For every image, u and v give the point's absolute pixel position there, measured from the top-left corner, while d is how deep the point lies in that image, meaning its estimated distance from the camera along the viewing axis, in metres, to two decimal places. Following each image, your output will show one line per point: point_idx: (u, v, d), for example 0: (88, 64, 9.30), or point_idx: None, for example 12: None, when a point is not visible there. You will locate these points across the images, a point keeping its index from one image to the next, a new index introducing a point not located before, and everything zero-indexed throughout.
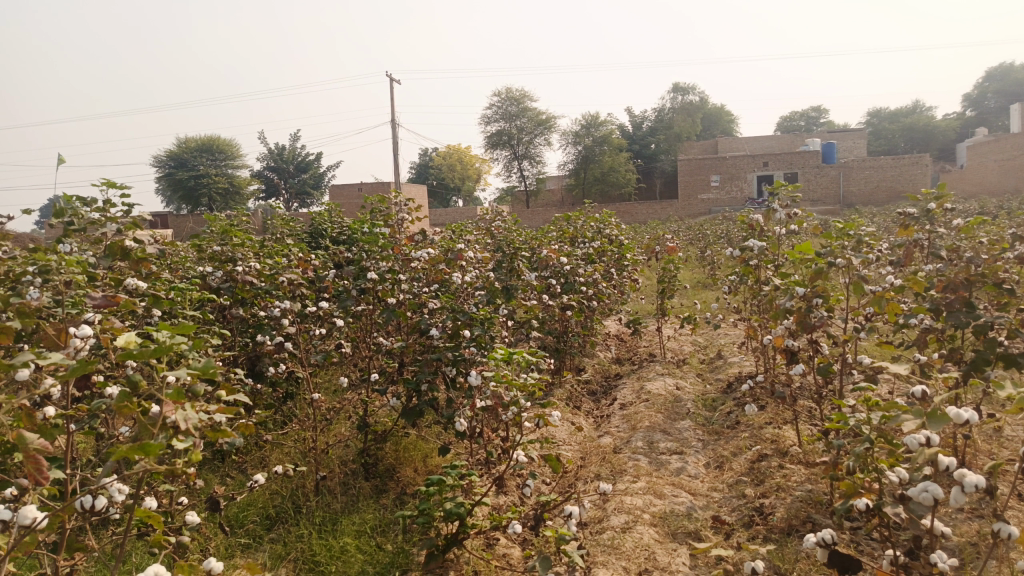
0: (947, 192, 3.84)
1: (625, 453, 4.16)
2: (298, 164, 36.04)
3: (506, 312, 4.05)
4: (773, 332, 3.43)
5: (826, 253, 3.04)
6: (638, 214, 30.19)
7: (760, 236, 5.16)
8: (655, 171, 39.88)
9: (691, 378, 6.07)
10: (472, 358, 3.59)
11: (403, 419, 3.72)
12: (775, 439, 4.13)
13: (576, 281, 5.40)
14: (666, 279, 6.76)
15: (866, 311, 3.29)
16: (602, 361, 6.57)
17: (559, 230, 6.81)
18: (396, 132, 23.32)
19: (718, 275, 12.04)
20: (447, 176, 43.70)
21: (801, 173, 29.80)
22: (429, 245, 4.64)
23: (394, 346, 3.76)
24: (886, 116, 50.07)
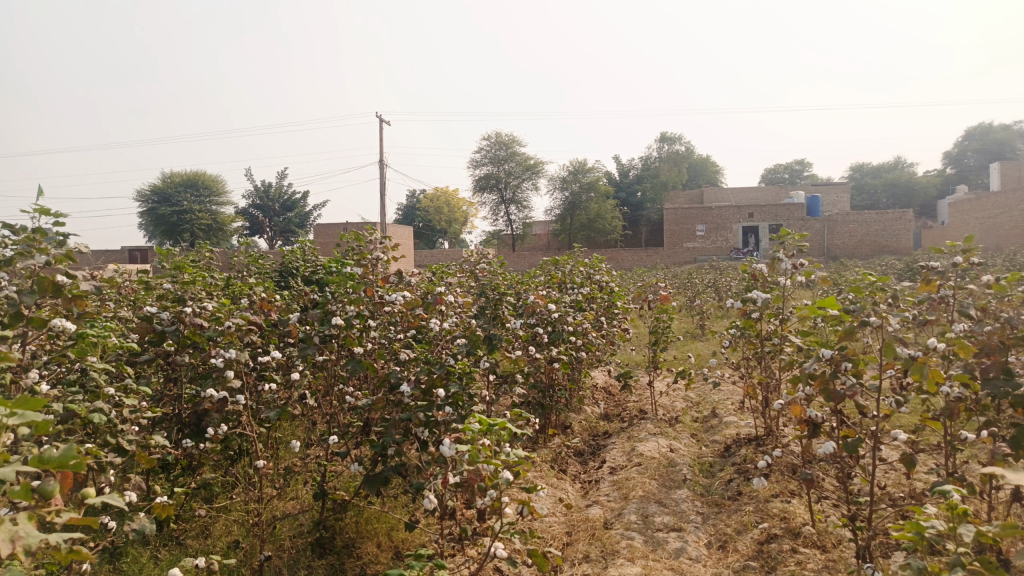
0: (975, 244, 3.48)
1: (617, 529, 3.69)
2: (285, 202, 35.78)
3: (487, 365, 3.61)
4: (791, 399, 3.02)
5: (857, 311, 2.63)
6: (624, 261, 30.02)
7: (764, 288, 4.78)
8: (641, 219, 39.93)
9: (685, 438, 5.65)
10: (446, 419, 3.15)
11: (367, 488, 3.27)
12: (785, 516, 3.69)
13: (565, 331, 4.98)
14: (658, 330, 6.38)
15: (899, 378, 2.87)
16: (589, 418, 6.12)
17: (548, 275, 6.42)
18: (383, 174, 23.16)
19: (707, 327, 11.67)
20: (434, 218, 43.50)
21: (787, 225, 29.84)
22: (405, 287, 4.23)
23: (359, 403, 3.30)
24: (868, 171, 50.77)
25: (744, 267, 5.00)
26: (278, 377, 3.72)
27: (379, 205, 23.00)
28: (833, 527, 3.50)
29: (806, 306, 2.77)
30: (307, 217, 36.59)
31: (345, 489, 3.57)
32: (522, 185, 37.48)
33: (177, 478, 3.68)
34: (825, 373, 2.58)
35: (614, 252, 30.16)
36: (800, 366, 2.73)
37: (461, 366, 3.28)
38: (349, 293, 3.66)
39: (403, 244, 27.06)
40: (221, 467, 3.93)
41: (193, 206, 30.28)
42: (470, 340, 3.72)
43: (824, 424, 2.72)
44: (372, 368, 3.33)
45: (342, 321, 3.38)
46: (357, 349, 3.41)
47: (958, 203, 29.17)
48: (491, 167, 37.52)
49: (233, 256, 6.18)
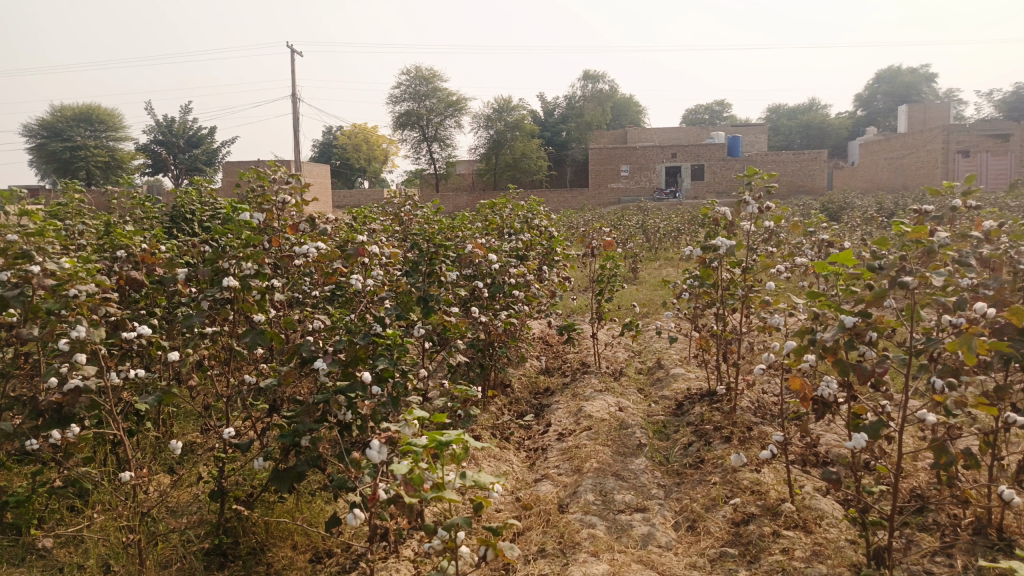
0: (977, 185, 3.06)
1: (573, 514, 3.22)
2: (191, 138, 33.39)
3: (422, 331, 3.00)
4: (787, 369, 2.55)
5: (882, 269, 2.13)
6: (550, 201, 29.50)
7: (726, 233, 4.32)
8: (566, 159, 39.42)
9: (633, 394, 5.25)
10: (374, 402, 2.54)
11: (275, 485, 2.65)
12: (758, 490, 3.30)
13: (506, 284, 4.41)
14: (603, 278, 5.92)
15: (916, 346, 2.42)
16: (528, 373, 5.63)
17: (483, 219, 5.79)
18: (295, 108, 21.63)
19: (640, 272, 11.35)
20: (352, 156, 41.73)
21: (709, 165, 29.92)
22: (320, 236, 3.54)
23: (262, 385, 2.66)
24: (785, 112, 51.65)
25: (703, 211, 4.52)
26: (160, 349, 3.00)
27: (293, 140, 21.59)
28: (815, 503, 3.11)
29: (815, 260, 2.26)
30: (216, 154, 34.32)
31: (249, 482, 2.94)
32: (444, 122, 36.20)
33: (33, 477, 2.94)
34: (842, 345, 2.08)
35: (540, 192, 29.71)
36: (808, 332, 2.25)
37: (391, 336, 2.64)
38: (247, 246, 2.91)
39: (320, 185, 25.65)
40: (93, 456, 3.21)
41: (86, 142, 27.76)
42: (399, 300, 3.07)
43: (835, 403, 2.26)
44: (277, 339, 2.66)
45: (236, 282, 2.68)
46: (257, 315, 2.72)
47: (869, 144, 29.89)
48: (412, 103, 35.98)
49: (114, 198, 5.26)
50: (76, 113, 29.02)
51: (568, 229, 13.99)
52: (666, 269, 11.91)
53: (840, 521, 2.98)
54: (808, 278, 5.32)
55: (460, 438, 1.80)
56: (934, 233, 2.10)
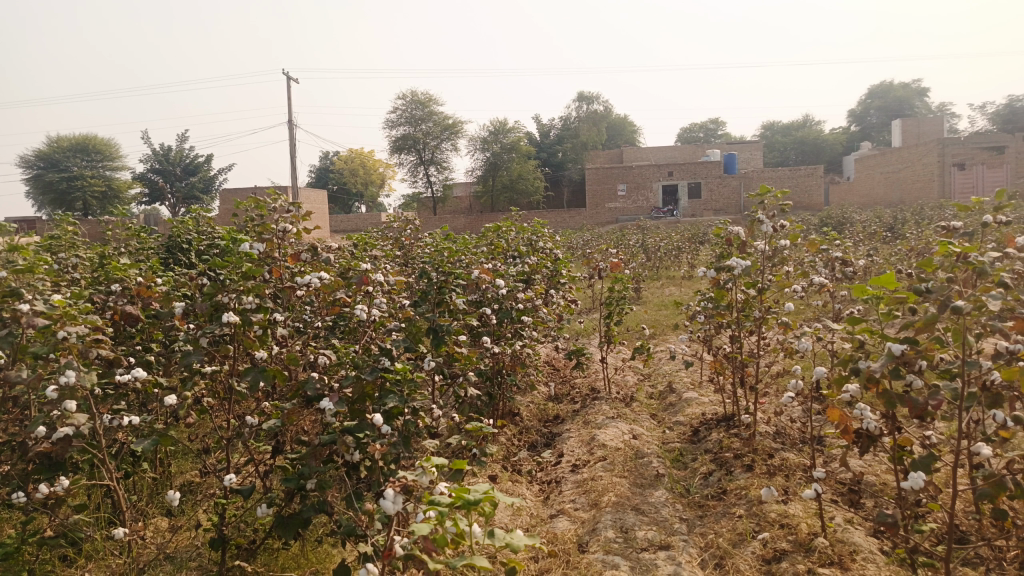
0: (1009, 199, 2.94)
1: (594, 554, 3.04)
2: (188, 167, 33.40)
3: (432, 364, 2.85)
4: (824, 398, 2.40)
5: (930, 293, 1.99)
6: (549, 222, 29.45)
7: (740, 254, 4.19)
8: (562, 180, 39.46)
9: (646, 420, 5.08)
10: (384, 443, 2.38)
11: (279, 533, 2.49)
12: (788, 523, 3.14)
13: (515, 311, 4.27)
14: (611, 300, 5.77)
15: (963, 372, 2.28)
16: (537, 400, 5.47)
17: (488, 242, 5.66)
18: (293, 135, 21.59)
19: (643, 293, 11.21)
20: (350, 181, 41.75)
21: (706, 183, 29.92)
22: (323, 265, 3.40)
23: (265, 426, 2.50)
24: (779, 129, 51.88)
25: (715, 231, 4.39)
26: (156, 388, 2.84)
27: (291, 166, 21.55)
28: (849, 537, 2.95)
29: (853, 283, 2.15)
30: (213, 181, 34.31)
31: (251, 528, 2.77)
32: (440, 146, 36.27)
33: (21, 528, 2.77)
34: (890, 375, 1.95)
35: (538, 213, 29.70)
36: (850, 360, 2.10)
37: (401, 372, 2.50)
38: (247, 278, 2.76)
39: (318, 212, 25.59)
40: (86, 503, 3.04)
41: (84, 172, 27.71)
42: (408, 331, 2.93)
43: (880, 436, 2.11)
44: (281, 376, 2.51)
45: (237, 317, 2.54)
46: (259, 352, 2.57)
47: (865, 159, 29.93)
48: (408, 127, 36.06)
49: (109, 228, 5.13)
50: (74, 143, 29.02)
51: (569, 250, 13.88)
52: (669, 289, 11.78)
53: (877, 557, 2.81)
54: (822, 297, 5.18)
55: (488, 493, 1.65)
56: (986, 255, 1.97)
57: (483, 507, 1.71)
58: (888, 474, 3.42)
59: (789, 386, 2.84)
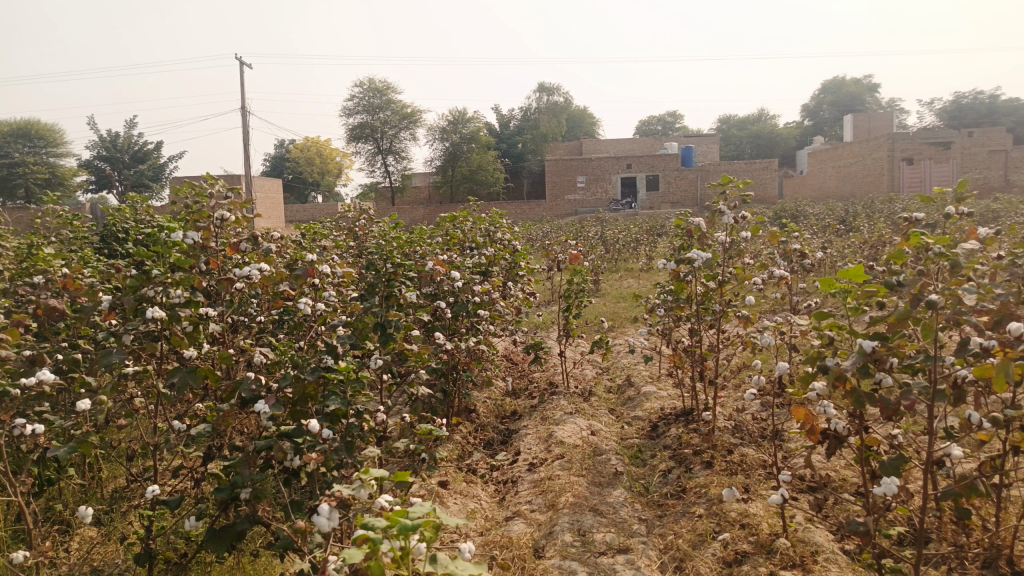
0: (972, 191, 2.88)
1: (551, 559, 2.92)
2: (136, 154, 32.32)
3: (379, 362, 2.68)
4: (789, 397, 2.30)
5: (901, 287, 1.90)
6: (508, 214, 29.30)
7: (701, 246, 4.10)
8: (522, 171, 39.31)
9: (605, 415, 4.99)
10: (324, 448, 2.20)
11: (210, 547, 2.30)
12: (748, 523, 3.06)
13: (470, 304, 4.11)
14: (570, 293, 5.65)
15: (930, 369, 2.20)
16: (494, 396, 5.33)
17: (443, 233, 5.48)
18: (246, 122, 20.99)
19: (603, 285, 11.15)
20: (305, 170, 40.96)
21: (664, 176, 30.08)
22: (264, 256, 3.19)
23: (194, 431, 2.30)
24: (736, 122, 52.52)
25: (676, 222, 4.30)
26: (76, 390, 2.62)
27: (243, 154, 20.98)
28: (810, 536, 2.87)
29: (822, 275, 2.05)
30: (163, 170, 33.29)
31: (182, 541, 2.57)
32: (399, 135, 35.78)
33: None
34: (860, 374, 1.85)
35: (496, 204, 29.54)
36: (817, 358, 2.01)
37: (344, 371, 2.32)
38: (176, 270, 2.55)
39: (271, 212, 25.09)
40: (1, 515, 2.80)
41: (25, 159, 26.59)
42: (353, 327, 2.75)
43: (847, 437, 2.03)
44: (213, 377, 2.34)
45: (164, 313, 2.32)
46: (189, 350, 2.37)
47: (818, 153, 30.45)
48: (366, 116, 35.47)
49: (38, 217, 4.81)
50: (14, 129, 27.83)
51: (528, 241, 13.76)
52: (628, 281, 11.75)
53: (839, 557, 2.74)
54: (782, 290, 5.14)
55: (428, 517, 1.47)
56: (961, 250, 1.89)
57: (425, 529, 1.52)
58: (848, 470, 3.36)
59: (749, 381, 2.85)
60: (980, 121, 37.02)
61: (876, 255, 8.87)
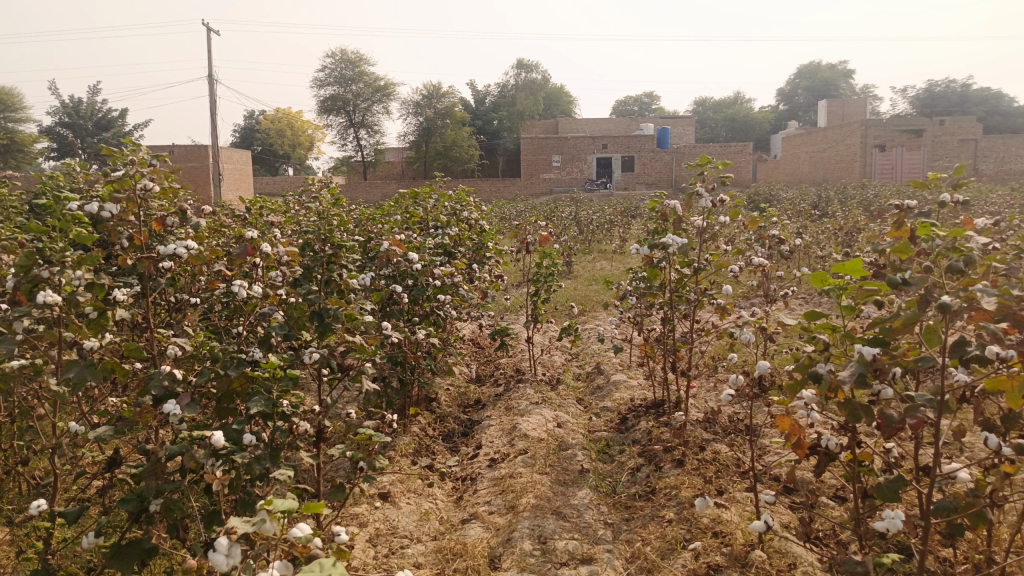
0: (972, 177, 2.65)
1: (507, 571, 2.67)
2: (99, 121, 31.25)
3: (316, 354, 2.38)
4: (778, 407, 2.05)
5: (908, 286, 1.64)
6: (482, 192, 28.90)
7: (677, 230, 3.84)
8: (497, 148, 38.80)
9: (573, 405, 4.75)
10: (245, 457, 1.91)
11: (114, 567, 2.01)
12: (721, 531, 2.84)
13: (429, 288, 3.82)
14: (539, 276, 5.39)
15: (931, 376, 1.97)
16: (457, 383, 5.06)
17: (404, 210, 5.17)
18: (212, 91, 20.28)
19: (575, 266, 10.91)
20: (276, 142, 40.02)
21: (640, 157, 29.85)
22: (195, 233, 2.86)
23: (96, 434, 2.00)
24: (712, 105, 52.46)
25: (651, 204, 4.03)
26: None
27: (210, 124, 20.30)
28: (788, 547, 2.66)
29: (813, 270, 1.77)
30: (127, 138, 32.28)
31: (91, 555, 2.28)
32: (372, 109, 35.05)
33: None
34: (857, 385, 1.61)
35: (471, 182, 29.16)
36: (808, 364, 1.76)
37: (271, 367, 2.02)
38: (81, 247, 2.22)
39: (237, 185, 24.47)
40: None
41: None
42: (288, 315, 2.44)
43: (838, 453, 1.80)
44: (121, 372, 2.03)
45: (60, 297, 2.00)
46: (91, 340, 2.05)
47: (793, 138, 30.44)
48: (338, 88, 34.64)
49: None
50: None
51: (499, 220, 13.47)
52: (600, 262, 11.55)
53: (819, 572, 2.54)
54: (759, 277, 4.91)
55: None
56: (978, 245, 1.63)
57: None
58: (827, 473, 3.15)
59: (728, 380, 2.63)
60: (951, 109, 37.33)
61: (851, 241, 8.76)
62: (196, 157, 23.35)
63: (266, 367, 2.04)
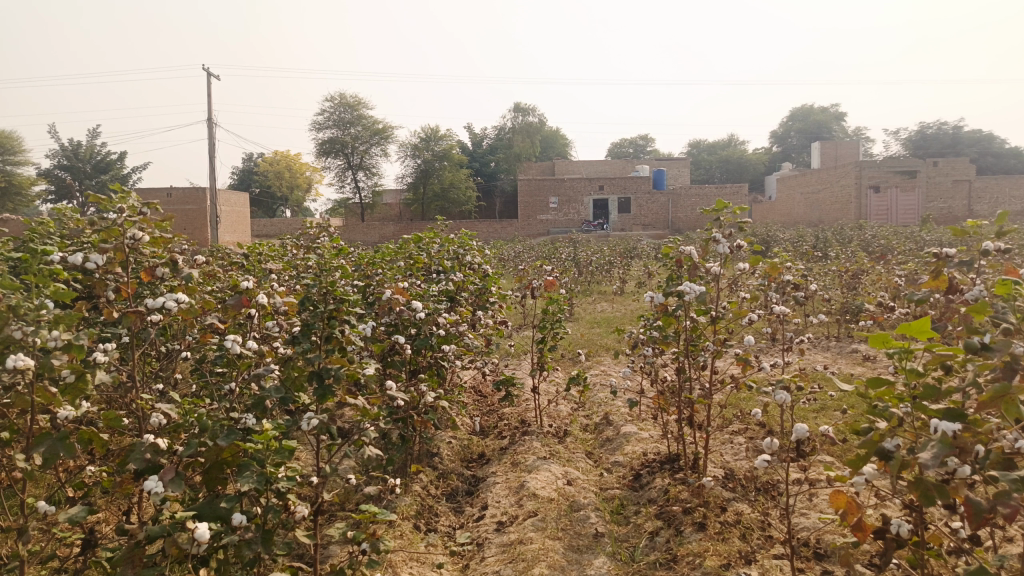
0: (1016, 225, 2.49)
1: None
2: (98, 163, 31.36)
3: (315, 419, 2.18)
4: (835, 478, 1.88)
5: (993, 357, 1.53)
6: (479, 233, 28.86)
7: (693, 276, 3.67)
8: (494, 190, 38.95)
9: (582, 459, 4.52)
10: (234, 542, 1.70)
11: None
12: None
13: (434, 339, 3.64)
14: (546, 323, 5.20)
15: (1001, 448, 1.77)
16: (460, 435, 4.83)
17: (406, 256, 5.00)
18: (211, 134, 20.35)
19: (576, 309, 10.73)
20: (273, 184, 40.15)
21: (636, 198, 29.93)
22: (187, 284, 2.68)
23: (67, 514, 1.79)
24: (706, 147, 53.01)
25: (665, 250, 3.88)
26: None
27: (209, 166, 20.31)
28: None
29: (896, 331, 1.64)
30: (126, 180, 32.36)
31: None
32: (370, 151, 35.26)
33: None
34: (934, 464, 1.41)
35: (468, 223, 29.18)
36: (872, 439, 1.58)
37: (264, 439, 1.82)
38: (59, 302, 2.03)
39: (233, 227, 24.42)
40: None
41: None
42: (284, 375, 2.24)
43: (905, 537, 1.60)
44: (100, 441, 1.86)
45: (33, 361, 1.80)
46: (66, 407, 1.85)
47: (789, 180, 30.62)
48: (336, 131, 34.87)
49: None
50: None
51: (499, 263, 13.33)
52: (601, 305, 11.40)
53: None
54: (774, 324, 4.73)
55: None
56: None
57: None
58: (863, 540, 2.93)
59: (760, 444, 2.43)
60: (944, 151, 37.71)
61: (858, 283, 8.63)
62: (194, 199, 23.32)
63: (257, 439, 1.84)
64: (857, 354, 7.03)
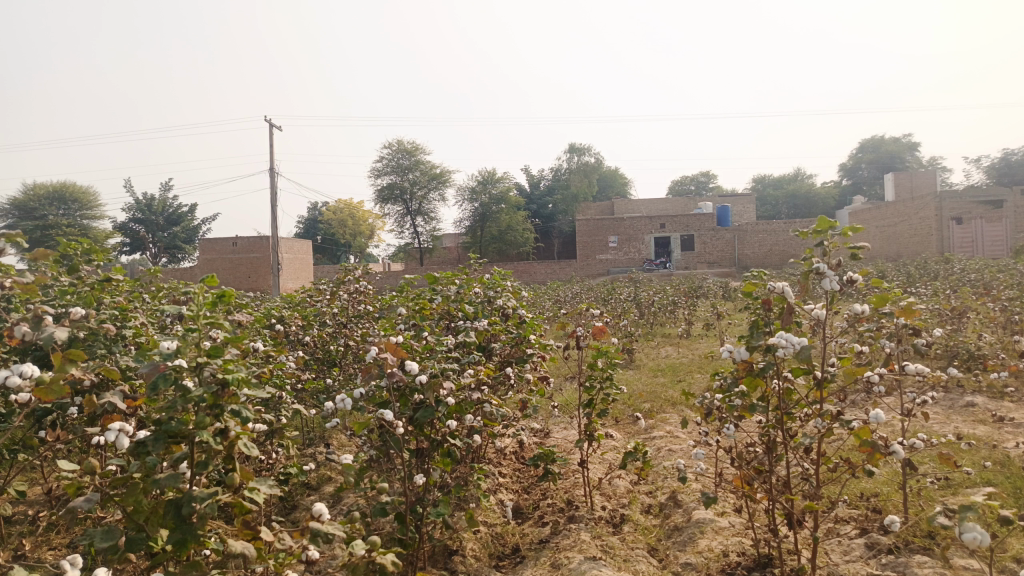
0: None
1: None
2: (169, 216, 32.10)
3: None
4: None
5: None
6: (536, 273, 28.03)
7: (790, 324, 2.68)
8: (553, 230, 38.15)
9: (644, 556, 3.53)
10: None
11: None
12: None
13: (441, 413, 2.74)
14: (596, 382, 4.24)
15: None
16: (489, 522, 3.89)
17: (423, 302, 4.16)
18: (271, 182, 20.43)
19: (639, 356, 9.67)
20: (335, 231, 40.46)
21: (699, 236, 28.58)
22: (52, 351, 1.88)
23: None
24: (771, 182, 51.10)
25: (747, 287, 2.90)
26: None
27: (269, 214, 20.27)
28: None
29: None
30: (195, 232, 33.16)
31: None
32: (428, 195, 35.15)
33: None
34: None
35: (525, 265, 28.42)
36: None
37: None
38: None
39: (288, 275, 24.28)
40: None
41: (58, 220, 26.49)
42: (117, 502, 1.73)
43: None
44: None
45: None
46: None
47: (862, 212, 28.86)
48: (394, 177, 34.88)
49: None
50: (51, 193, 28.13)
51: (553, 306, 12.41)
52: (666, 349, 10.30)
53: None
54: (891, 383, 3.64)
55: None
56: None
57: None
58: None
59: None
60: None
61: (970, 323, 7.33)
62: (256, 248, 23.40)
63: None
64: (981, 411, 5.78)
